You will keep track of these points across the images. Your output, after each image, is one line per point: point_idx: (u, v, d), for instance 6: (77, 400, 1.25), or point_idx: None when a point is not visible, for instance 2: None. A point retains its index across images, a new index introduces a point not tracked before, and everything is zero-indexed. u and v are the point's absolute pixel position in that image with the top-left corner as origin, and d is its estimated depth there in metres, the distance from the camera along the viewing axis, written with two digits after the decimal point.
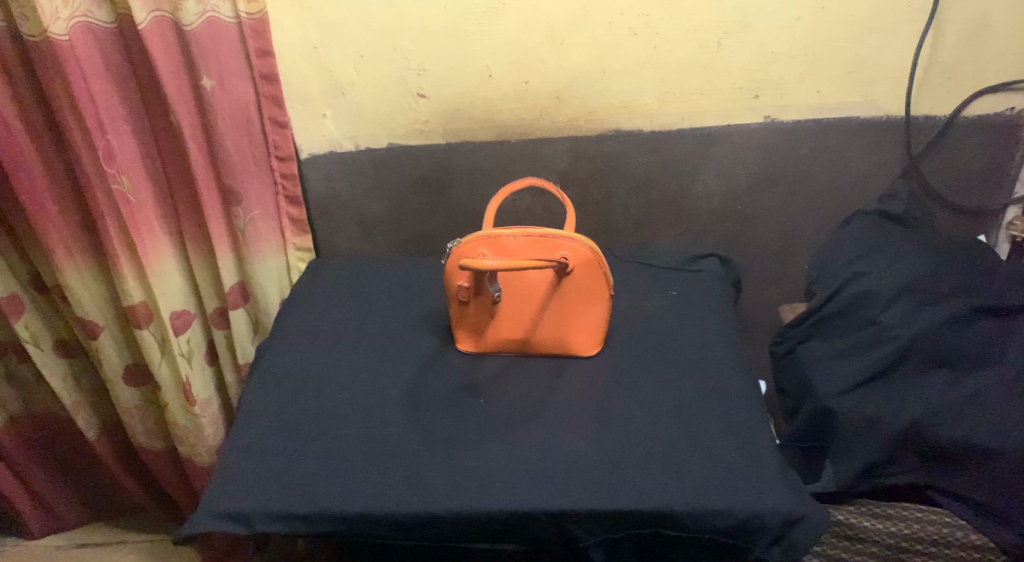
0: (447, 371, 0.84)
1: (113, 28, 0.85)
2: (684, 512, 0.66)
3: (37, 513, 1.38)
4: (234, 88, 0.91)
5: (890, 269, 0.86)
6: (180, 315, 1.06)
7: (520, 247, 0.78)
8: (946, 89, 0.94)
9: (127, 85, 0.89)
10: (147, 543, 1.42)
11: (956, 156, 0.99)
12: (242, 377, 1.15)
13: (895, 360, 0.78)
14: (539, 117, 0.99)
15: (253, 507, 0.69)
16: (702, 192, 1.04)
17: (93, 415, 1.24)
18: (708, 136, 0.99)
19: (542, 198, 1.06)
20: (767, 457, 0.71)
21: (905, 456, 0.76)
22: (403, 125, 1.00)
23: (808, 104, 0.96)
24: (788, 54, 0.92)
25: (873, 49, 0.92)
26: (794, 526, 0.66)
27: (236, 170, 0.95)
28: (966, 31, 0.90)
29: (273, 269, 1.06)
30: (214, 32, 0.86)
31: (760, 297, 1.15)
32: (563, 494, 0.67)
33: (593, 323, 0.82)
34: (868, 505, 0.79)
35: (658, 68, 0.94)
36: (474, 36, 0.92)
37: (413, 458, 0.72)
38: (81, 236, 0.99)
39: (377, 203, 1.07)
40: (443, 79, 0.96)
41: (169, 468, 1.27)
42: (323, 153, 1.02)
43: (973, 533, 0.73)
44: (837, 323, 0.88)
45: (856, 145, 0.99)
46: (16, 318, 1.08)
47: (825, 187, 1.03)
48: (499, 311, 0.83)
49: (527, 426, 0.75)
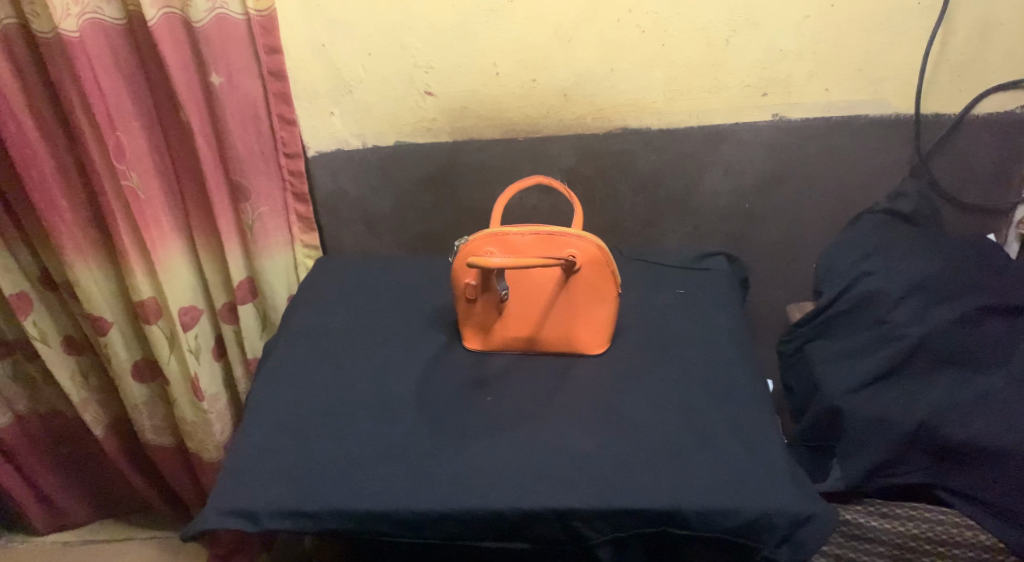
0: (454, 369, 0.84)
1: (124, 25, 0.85)
2: (693, 511, 0.66)
3: (44, 510, 1.39)
4: (243, 84, 0.91)
5: (898, 268, 0.85)
6: (188, 310, 1.07)
7: (528, 245, 0.78)
8: (956, 87, 0.94)
9: (137, 82, 0.89)
10: (154, 540, 1.43)
11: (966, 155, 0.98)
12: (251, 372, 1.16)
13: (904, 359, 0.78)
14: (547, 115, 0.99)
15: (260, 503, 0.69)
16: (710, 190, 1.03)
17: (102, 412, 1.24)
18: (716, 134, 0.99)
19: (549, 196, 1.06)
20: (776, 456, 0.71)
21: (914, 455, 0.75)
22: (410, 123, 1.00)
23: (817, 102, 0.96)
24: (796, 52, 0.92)
25: (882, 46, 0.91)
26: (803, 525, 0.66)
27: (244, 167, 0.95)
28: (976, 29, 0.89)
29: (281, 265, 1.06)
30: (223, 28, 0.86)
31: (768, 296, 1.15)
32: (572, 492, 0.67)
33: (601, 321, 0.82)
34: (876, 505, 0.78)
35: (666, 66, 0.94)
36: (481, 35, 0.92)
37: (421, 456, 0.72)
38: (91, 233, 1.00)
39: (384, 200, 1.07)
40: (451, 77, 0.96)
41: (177, 464, 1.28)
42: (331, 151, 1.03)
43: (982, 532, 0.72)
44: (845, 323, 0.88)
45: (865, 143, 0.99)
46: (24, 316, 1.09)
47: (833, 185, 1.02)
48: (506, 309, 0.82)
49: (534, 424, 0.75)
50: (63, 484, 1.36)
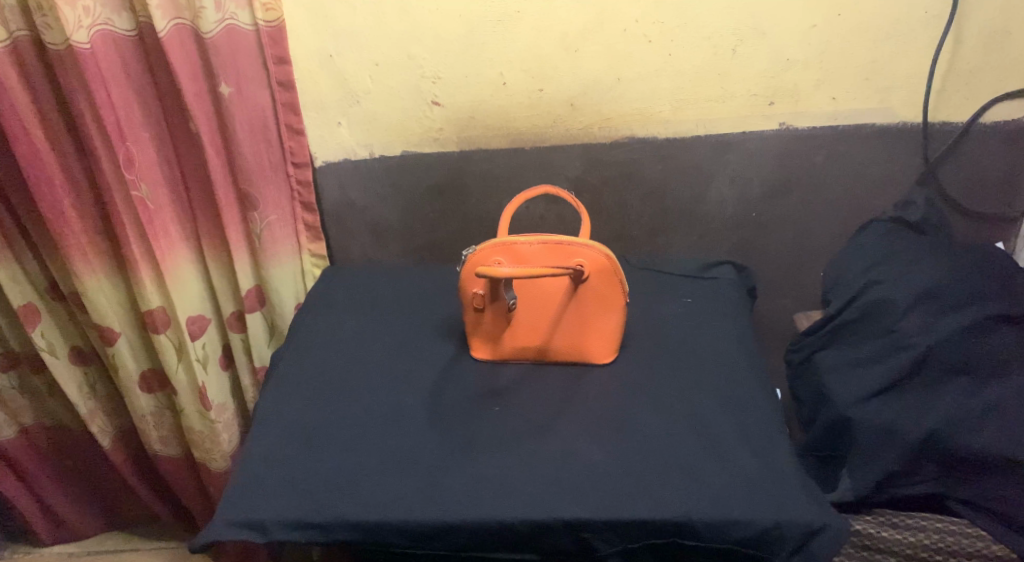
0: (463, 380, 0.83)
1: (134, 36, 0.86)
2: (703, 521, 0.65)
3: (48, 522, 1.39)
4: (252, 94, 0.92)
5: (907, 277, 0.85)
6: (197, 319, 1.07)
7: (536, 254, 0.77)
8: (965, 95, 0.94)
9: (146, 92, 0.89)
10: (160, 550, 1.44)
11: (974, 163, 0.98)
12: (259, 381, 1.16)
13: (913, 368, 0.77)
14: (553, 124, 0.99)
15: (269, 515, 0.69)
16: (716, 199, 1.04)
17: (108, 422, 1.24)
18: (723, 143, 0.99)
19: (556, 205, 1.06)
20: (786, 466, 0.71)
21: (925, 464, 0.74)
22: (418, 133, 1.01)
23: (823, 110, 0.96)
24: (803, 61, 0.92)
25: (888, 56, 0.91)
26: (814, 536, 0.65)
27: (252, 176, 0.96)
28: (983, 37, 0.89)
29: (289, 274, 1.07)
30: (233, 39, 0.87)
31: (775, 304, 1.15)
32: (582, 503, 0.67)
33: (609, 331, 0.82)
34: (886, 515, 0.77)
35: (673, 76, 0.94)
36: (488, 45, 0.92)
37: (430, 465, 0.72)
38: (100, 244, 1.00)
39: (391, 210, 1.07)
40: (458, 87, 0.96)
41: (184, 474, 1.28)
42: (338, 161, 1.03)
43: (994, 544, 0.72)
44: (853, 332, 0.88)
45: (871, 152, 0.99)
46: (32, 328, 1.09)
47: (839, 194, 1.02)
48: (515, 319, 0.82)
49: (544, 435, 0.75)
50: (68, 496, 1.36)
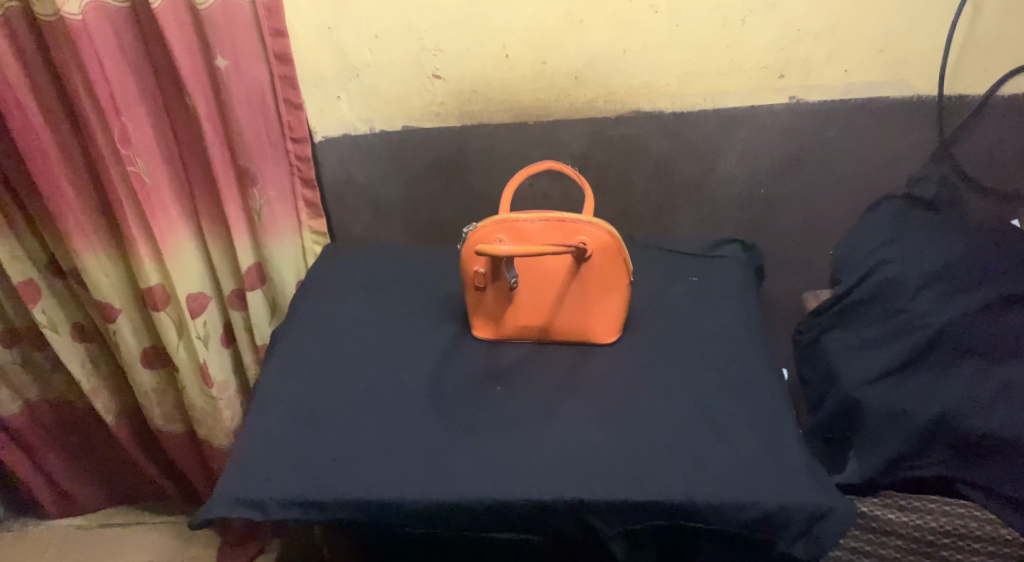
0: (464, 359, 0.82)
1: (127, 7, 0.84)
2: (707, 504, 0.64)
3: (54, 496, 1.41)
4: (249, 68, 0.89)
5: (919, 256, 0.83)
6: (196, 297, 1.06)
7: (538, 232, 0.76)
8: (983, 67, 0.90)
9: (141, 65, 0.87)
10: (165, 524, 1.45)
11: (991, 137, 0.95)
12: (260, 358, 1.16)
13: (922, 350, 0.76)
14: (557, 98, 0.97)
15: (269, 494, 0.68)
16: (724, 176, 1.01)
17: (112, 398, 1.25)
18: (732, 118, 0.96)
19: (560, 182, 1.04)
20: (792, 448, 0.70)
21: (934, 448, 0.72)
22: (419, 107, 0.99)
23: (835, 84, 0.93)
24: (815, 33, 0.89)
25: (904, 26, 0.88)
26: (820, 519, 0.64)
27: (250, 152, 0.94)
28: (1005, 6, 0.86)
29: (289, 251, 1.05)
30: (229, 11, 0.84)
31: (783, 283, 1.13)
32: (585, 484, 0.66)
33: (613, 311, 0.81)
34: (892, 498, 0.76)
35: (681, 47, 0.91)
36: (491, 16, 0.90)
37: (431, 446, 0.71)
38: (98, 221, 0.99)
39: (393, 186, 1.05)
40: (459, 59, 0.94)
41: (188, 450, 1.29)
42: (338, 136, 1.01)
43: (1003, 527, 0.71)
44: (861, 312, 0.86)
45: (885, 128, 0.96)
46: (33, 305, 1.09)
47: (851, 170, 1.00)
48: (516, 299, 0.81)
49: (545, 416, 0.74)
50: (73, 470, 1.38)
